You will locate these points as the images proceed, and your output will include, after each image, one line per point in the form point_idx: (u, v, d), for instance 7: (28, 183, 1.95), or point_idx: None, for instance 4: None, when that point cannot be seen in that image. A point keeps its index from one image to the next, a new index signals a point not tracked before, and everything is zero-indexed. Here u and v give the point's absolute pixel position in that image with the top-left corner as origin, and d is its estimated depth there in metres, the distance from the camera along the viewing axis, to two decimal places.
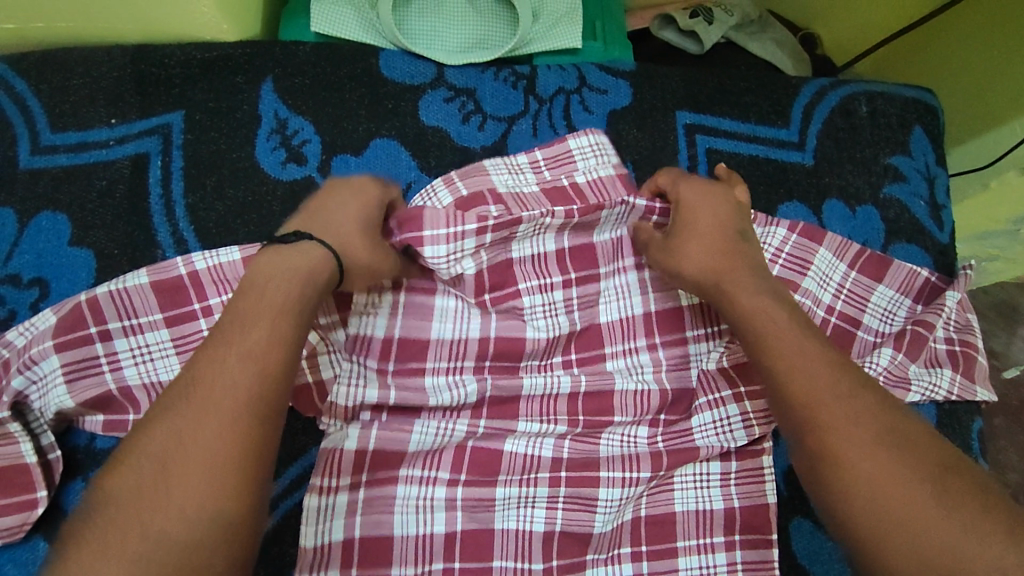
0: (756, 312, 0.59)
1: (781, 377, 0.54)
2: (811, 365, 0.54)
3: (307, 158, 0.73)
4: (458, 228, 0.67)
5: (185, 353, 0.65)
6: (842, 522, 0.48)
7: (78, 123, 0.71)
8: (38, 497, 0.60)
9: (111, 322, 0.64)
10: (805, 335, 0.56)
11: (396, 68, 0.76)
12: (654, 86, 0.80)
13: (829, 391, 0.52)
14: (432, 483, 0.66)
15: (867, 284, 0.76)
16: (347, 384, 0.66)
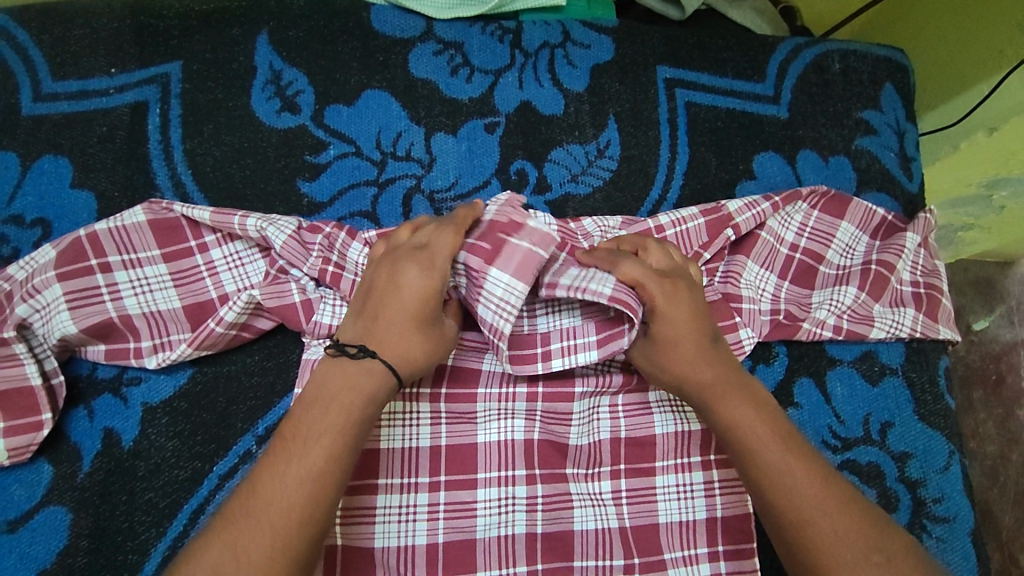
0: (735, 422, 0.61)
1: (772, 495, 0.57)
2: (797, 482, 0.57)
3: (301, 107, 0.76)
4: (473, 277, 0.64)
5: (183, 286, 0.67)
6: None
7: (78, 73, 0.74)
8: (44, 419, 0.63)
9: (112, 255, 0.66)
10: (787, 445, 0.59)
11: (387, 22, 0.79)
12: (636, 43, 0.83)
13: (800, 504, 0.56)
14: (414, 399, 0.68)
15: (829, 222, 0.81)
16: (333, 302, 0.66)
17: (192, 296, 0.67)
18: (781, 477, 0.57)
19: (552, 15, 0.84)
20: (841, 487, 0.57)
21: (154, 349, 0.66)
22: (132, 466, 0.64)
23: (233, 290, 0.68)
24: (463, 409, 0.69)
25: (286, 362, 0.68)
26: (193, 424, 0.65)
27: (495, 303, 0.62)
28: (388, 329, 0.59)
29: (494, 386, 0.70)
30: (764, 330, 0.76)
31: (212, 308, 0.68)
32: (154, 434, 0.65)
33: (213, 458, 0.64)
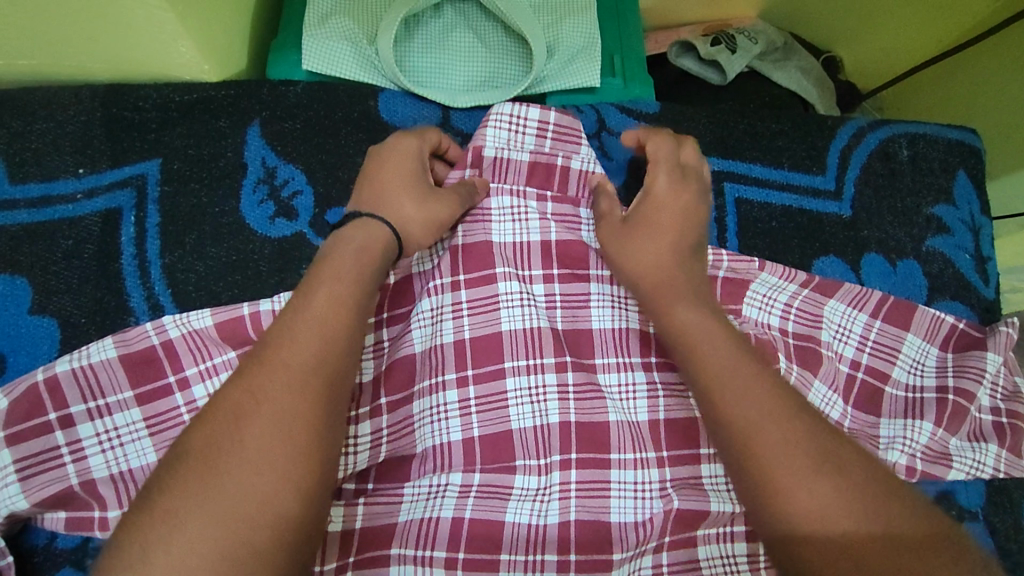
0: (691, 327, 0.56)
1: (717, 404, 0.52)
2: (752, 396, 0.51)
3: (298, 212, 0.66)
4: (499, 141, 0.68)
5: (159, 438, 0.57)
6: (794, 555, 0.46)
7: (41, 174, 0.64)
8: None
9: (75, 403, 0.57)
10: (747, 355, 0.54)
11: (398, 111, 0.69)
12: (680, 130, 0.73)
13: (765, 418, 0.50)
14: (428, 564, 0.58)
15: (894, 334, 0.70)
16: (336, 455, 0.61)
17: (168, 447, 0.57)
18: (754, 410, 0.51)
19: (584, 97, 0.74)
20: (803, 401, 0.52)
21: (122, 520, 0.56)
22: None
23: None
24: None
25: None
26: None
27: (510, 121, 0.68)
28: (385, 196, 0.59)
29: (519, 552, 0.59)
30: None
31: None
32: None
33: None
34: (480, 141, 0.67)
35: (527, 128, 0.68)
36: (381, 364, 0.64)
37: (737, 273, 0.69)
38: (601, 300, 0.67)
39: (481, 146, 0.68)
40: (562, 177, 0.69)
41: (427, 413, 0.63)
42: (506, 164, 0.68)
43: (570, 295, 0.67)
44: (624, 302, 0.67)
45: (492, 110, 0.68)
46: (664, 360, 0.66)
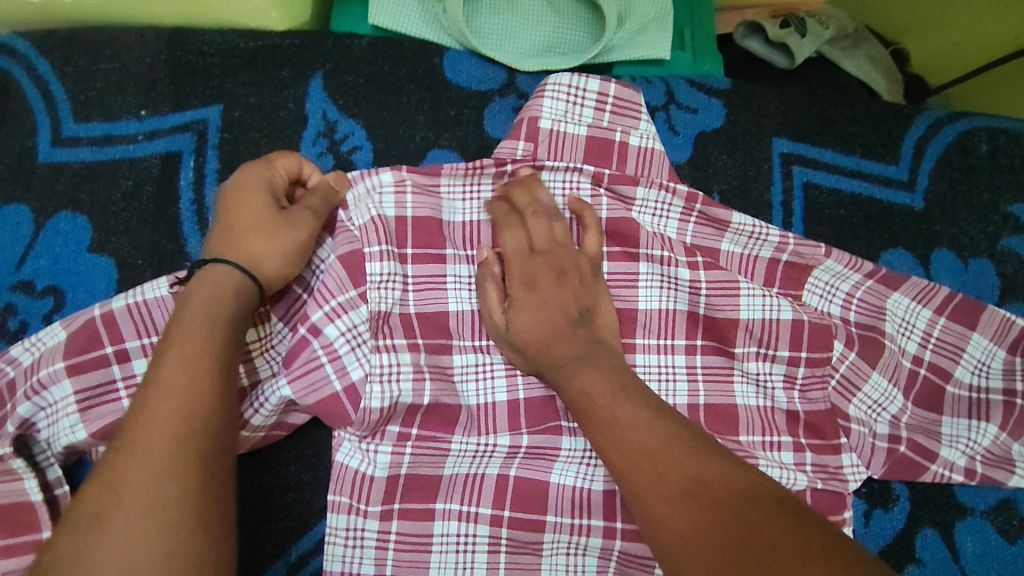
0: (534, 326, 0.60)
1: (602, 417, 0.53)
2: (631, 412, 0.52)
3: (357, 167, 0.66)
4: (557, 111, 0.66)
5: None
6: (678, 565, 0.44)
7: (104, 113, 0.64)
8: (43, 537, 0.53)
9: (130, 339, 0.56)
10: (599, 366, 0.56)
11: (462, 71, 0.67)
12: (752, 109, 0.70)
13: (637, 428, 0.51)
14: (472, 520, 0.59)
15: (959, 333, 0.66)
16: (380, 382, 0.59)
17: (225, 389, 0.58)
18: (652, 439, 0.50)
19: (651, 69, 0.72)
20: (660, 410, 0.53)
21: None
22: None
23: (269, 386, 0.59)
24: (528, 536, 0.59)
25: (325, 474, 0.60)
26: None
27: (568, 92, 0.66)
28: (233, 239, 0.54)
29: (565, 514, 0.60)
30: (879, 465, 0.63)
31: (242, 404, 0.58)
32: None
33: None
34: (535, 112, 0.65)
35: (585, 100, 0.66)
36: (410, 304, 0.63)
37: (800, 258, 0.66)
38: (649, 278, 0.65)
39: (538, 117, 0.65)
40: (619, 155, 0.67)
41: (470, 365, 0.63)
42: (563, 138, 0.66)
43: (618, 271, 0.66)
44: (675, 280, 0.65)
45: (549, 80, 0.66)
46: (710, 342, 0.65)
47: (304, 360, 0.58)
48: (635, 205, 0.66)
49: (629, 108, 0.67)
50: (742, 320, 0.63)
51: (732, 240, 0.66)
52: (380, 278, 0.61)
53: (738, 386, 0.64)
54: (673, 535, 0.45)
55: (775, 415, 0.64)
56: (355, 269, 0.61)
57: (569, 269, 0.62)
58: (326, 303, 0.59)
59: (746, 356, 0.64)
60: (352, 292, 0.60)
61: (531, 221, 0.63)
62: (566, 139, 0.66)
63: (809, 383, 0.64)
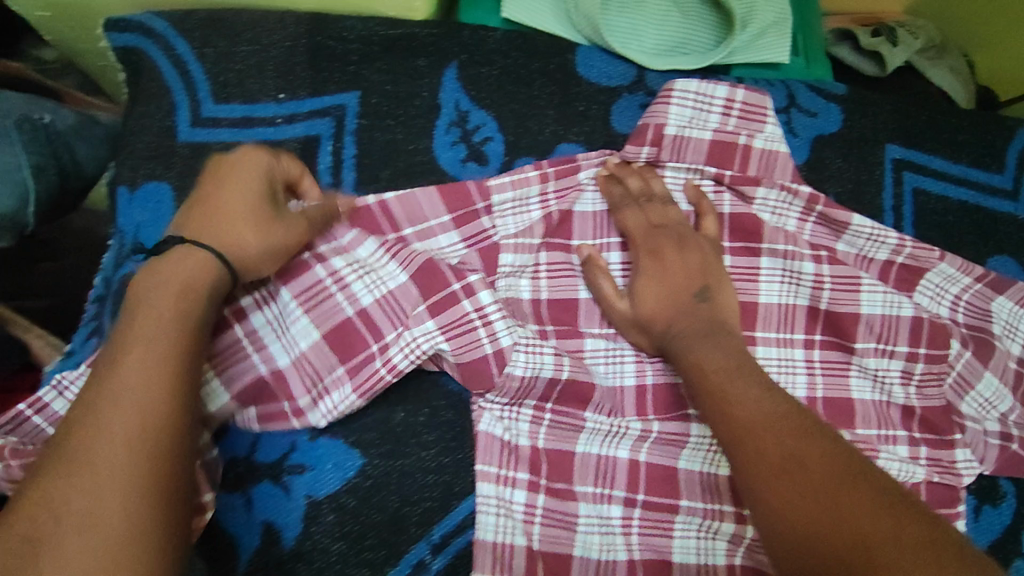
0: (654, 304, 0.61)
1: (708, 391, 0.56)
2: (742, 389, 0.55)
3: (489, 158, 0.67)
4: (683, 116, 0.65)
5: (316, 311, 0.61)
6: (790, 544, 0.47)
7: (243, 95, 0.65)
8: (206, 501, 0.55)
9: (244, 300, 0.60)
10: (715, 334, 0.59)
11: (594, 67, 0.69)
12: (867, 114, 0.73)
13: (743, 404, 0.54)
14: (607, 501, 0.61)
15: None
16: (525, 353, 0.62)
17: (330, 321, 0.61)
18: (758, 416, 0.53)
19: (768, 72, 0.73)
20: (760, 384, 0.56)
21: (312, 402, 0.59)
22: (292, 569, 0.57)
23: (384, 322, 0.61)
24: (660, 517, 0.61)
25: (464, 458, 0.61)
26: (362, 525, 0.58)
27: (695, 99, 0.65)
28: (224, 221, 0.52)
29: (698, 498, 0.62)
30: (990, 461, 0.65)
31: (357, 334, 0.61)
32: (318, 534, 0.58)
33: (383, 567, 0.58)
34: (661, 119, 0.65)
35: (712, 106, 0.65)
36: (542, 291, 0.65)
37: (915, 261, 0.68)
38: (770, 273, 0.67)
39: (663, 124, 0.65)
40: (742, 157, 0.66)
41: (600, 350, 0.65)
42: (686, 144, 0.66)
43: (740, 266, 0.67)
44: (797, 274, 0.66)
45: (675, 88, 0.65)
46: (828, 337, 0.67)
47: (452, 318, 0.61)
48: (755, 202, 0.67)
49: (755, 110, 0.66)
50: (862, 315, 0.65)
51: (848, 241, 0.68)
52: (511, 268, 0.65)
53: (854, 379, 0.66)
54: (763, 503, 0.49)
55: (890, 409, 0.66)
56: (489, 255, 0.65)
57: (689, 238, 0.63)
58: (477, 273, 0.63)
59: (865, 352, 0.66)
60: (484, 278, 0.64)
61: (647, 206, 0.64)
62: (689, 144, 0.66)
63: (926, 379, 0.66)
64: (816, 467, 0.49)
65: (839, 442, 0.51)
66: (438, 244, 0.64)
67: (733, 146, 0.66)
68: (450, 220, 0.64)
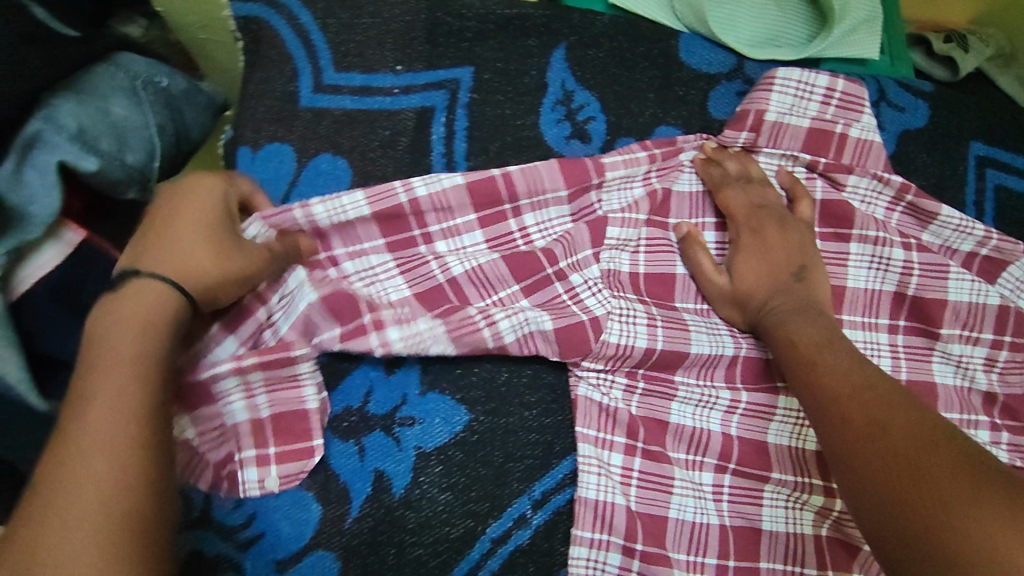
0: (749, 280, 0.65)
1: (798, 362, 0.59)
2: (834, 360, 0.57)
3: (592, 136, 0.70)
4: (785, 101, 0.69)
5: (409, 273, 0.64)
6: (867, 503, 0.49)
7: (363, 65, 0.68)
8: (315, 444, 0.60)
9: (338, 248, 0.64)
10: (807, 310, 0.62)
11: (695, 54, 0.72)
12: (953, 112, 0.75)
13: (830, 374, 0.56)
14: (698, 468, 0.64)
15: None
16: (620, 321, 0.64)
17: (422, 282, 0.64)
18: (845, 386, 0.55)
19: (858, 67, 0.76)
20: (849, 357, 0.58)
21: (402, 336, 0.60)
22: (402, 516, 0.59)
23: (471, 288, 0.64)
24: (750, 486, 0.63)
25: (565, 420, 0.64)
26: (468, 477, 0.61)
27: (797, 86, 0.69)
28: (168, 256, 0.52)
29: (788, 471, 0.63)
30: None
31: (444, 296, 0.64)
32: (427, 484, 0.60)
33: (486, 519, 0.60)
34: (763, 105, 0.68)
35: (812, 94, 0.69)
36: (640, 265, 0.67)
37: (1000, 254, 0.70)
38: (859, 258, 0.69)
39: (765, 109, 0.68)
40: (838, 145, 0.70)
41: (701, 323, 0.66)
42: (784, 130, 0.69)
43: (830, 251, 0.69)
44: (886, 260, 0.69)
45: (778, 75, 0.69)
46: (912, 323, 0.69)
47: (545, 299, 0.65)
48: (845, 190, 0.70)
49: (852, 100, 0.70)
50: (949, 302, 0.68)
51: (934, 231, 0.70)
52: (616, 241, 0.67)
53: (937, 365, 0.68)
54: (846, 467, 0.51)
55: (971, 395, 0.68)
56: (595, 228, 0.67)
57: (789, 219, 0.66)
58: (570, 254, 0.66)
59: (950, 337, 0.68)
60: (589, 250, 0.66)
61: (746, 188, 0.67)
62: (788, 129, 0.69)
63: (1008, 367, 0.68)
64: (899, 431, 0.50)
65: (923, 410, 0.52)
66: (548, 216, 0.67)
67: (829, 133, 0.70)
68: (566, 195, 0.67)
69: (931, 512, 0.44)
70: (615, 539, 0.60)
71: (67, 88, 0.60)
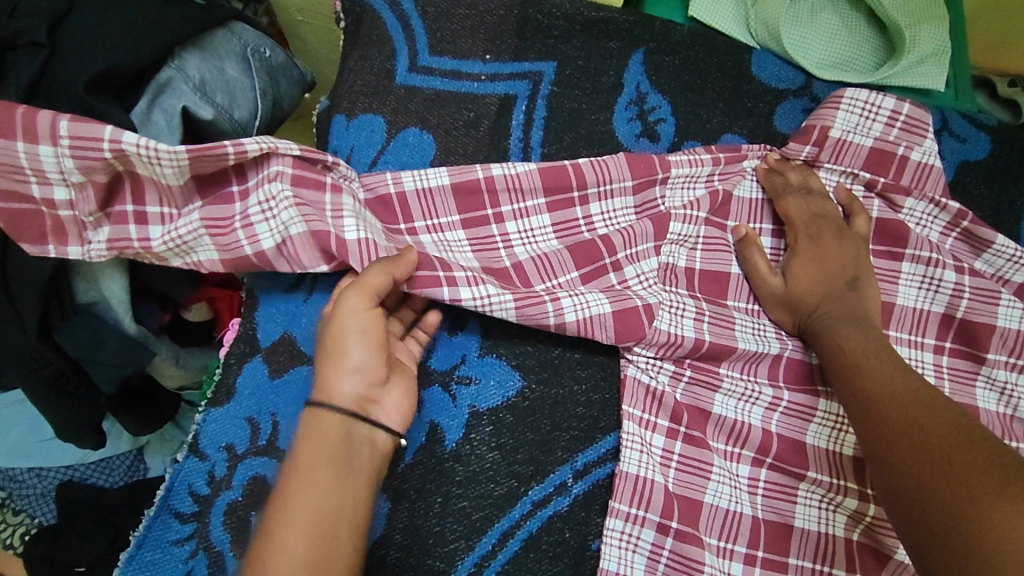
0: (803, 284, 0.67)
1: (841, 365, 0.61)
2: (878, 364, 0.60)
3: (660, 137, 0.74)
4: (852, 116, 0.72)
5: (479, 251, 0.67)
6: (906, 505, 0.51)
7: (455, 52, 0.73)
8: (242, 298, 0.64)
9: (418, 221, 0.67)
10: (858, 318, 0.64)
11: (766, 69, 0.76)
12: (1014, 149, 0.77)
13: (874, 376, 0.59)
14: (736, 459, 0.66)
15: None
16: (670, 311, 0.66)
17: (487, 262, 0.67)
18: (887, 390, 0.57)
19: (921, 98, 0.78)
20: (896, 363, 0.60)
21: (473, 302, 0.62)
22: (451, 468, 0.62)
23: (533, 275, 0.67)
24: (786, 482, 0.65)
25: (611, 398, 0.66)
26: (516, 440, 0.63)
27: (864, 107, 0.72)
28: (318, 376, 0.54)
29: (824, 472, 0.64)
30: None
31: (510, 279, 0.66)
32: (477, 441, 0.63)
33: (529, 481, 0.63)
34: (829, 121, 0.71)
35: (878, 116, 0.72)
36: (696, 262, 0.70)
37: None
38: (910, 277, 0.71)
39: (831, 126, 0.72)
40: (898, 166, 0.73)
41: (749, 321, 0.69)
42: (847, 147, 0.72)
43: (881, 267, 0.72)
44: (937, 281, 0.71)
45: (847, 94, 0.72)
46: (958, 345, 0.71)
47: (600, 288, 0.67)
48: (902, 211, 0.73)
49: (915, 129, 0.72)
50: (997, 327, 0.69)
51: (987, 260, 0.72)
52: (678, 237, 0.70)
53: (979, 390, 0.69)
54: (888, 468, 0.53)
55: (1012, 422, 0.68)
56: (661, 223, 0.69)
57: (847, 230, 0.69)
58: (628, 247, 0.68)
59: (995, 363, 0.69)
60: (651, 243, 0.69)
61: (807, 198, 0.71)
62: (849, 146, 0.72)
63: None
64: (939, 438, 0.52)
65: (963, 418, 0.53)
66: (613, 206, 0.70)
67: (888, 154, 0.72)
68: (631, 185, 0.70)
69: (966, 508, 0.47)
70: (650, 517, 0.62)
71: (194, 46, 0.66)
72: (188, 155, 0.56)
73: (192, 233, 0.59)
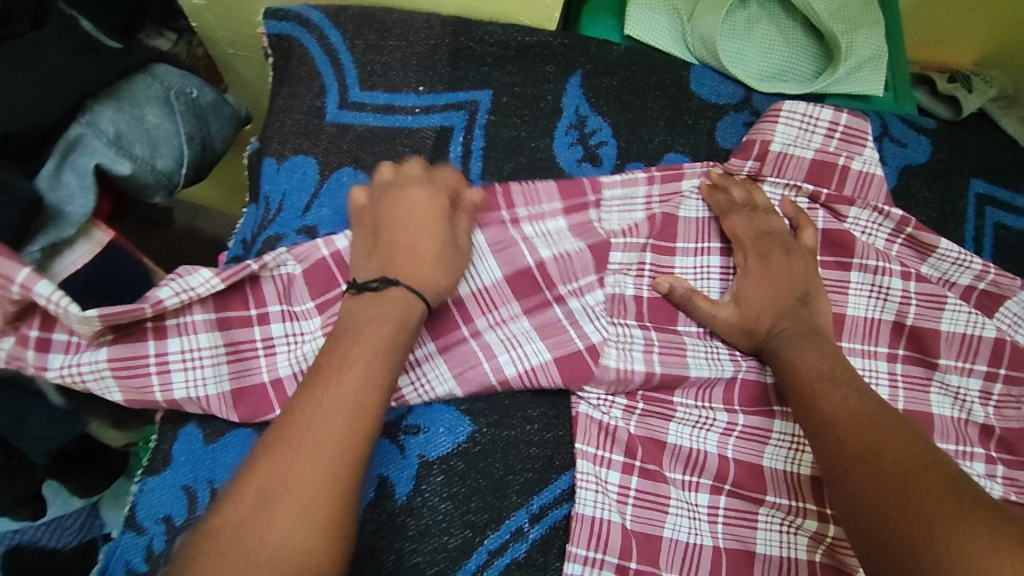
0: (755, 303, 0.67)
1: (795, 386, 0.61)
2: (833, 384, 0.59)
3: (603, 160, 0.73)
4: (790, 129, 0.71)
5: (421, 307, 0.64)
6: (862, 531, 0.50)
7: (387, 85, 0.71)
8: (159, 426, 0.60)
9: None
10: (811, 337, 0.63)
11: (705, 85, 0.75)
12: (953, 150, 0.77)
13: (829, 397, 0.58)
14: (694, 489, 0.65)
15: None
16: (616, 347, 0.66)
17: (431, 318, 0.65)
18: (842, 411, 0.57)
19: (862, 104, 0.78)
20: (850, 383, 0.59)
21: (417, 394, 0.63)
22: (402, 523, 0.60)
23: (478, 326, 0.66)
24: (745, 508, 0.64)
25: (566, 435, 0.65)
26: (468, 488, 0.62)
27: (802, 120, 0.71)
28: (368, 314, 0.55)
29: (782, 495, 0.64)
30: None
31: (454, 336, 0.65)
32: (428, 493, 0.61)
33: (484, 530, 0.61)
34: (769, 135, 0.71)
35: (816, 128, 0.72)
36: (644, 289, 0.69)
37: (997, 287, 0.71)
38: (859, 286, 0.71)
39: (770, 140, 0.71)
40: (840, 177, 0.72)
41: (701, 346, 0.68)
42: (789, 160, 0.72)
43: (830, 278, 0.72)
44: (885, 289, 0.71)
45: (784, 107, 0.72)
46: (911, 352, 0.71)
47: (543, 329, 0.66)
48: (846, 221, 0.73)
49: (855, 136, 0.72)
50: (944, 332, 0.70)
51: (933, 264, 0.72)
52: (619, 266, 0.69)
53: (934, 396, 0.69)
54: (844, 492, 0.53)
55: (967, 426, 0.68)
56: (602, 254, 0.69)
57: (794, 247, 0.69)
58: (569, 282, 0.68)
59: (947, 368, 0.70)
60: (593, 275, 0.68)
61: (752, 215, 0.70)
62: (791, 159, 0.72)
63: (1004, 401, 0.69)
64: (894, 462, 0.51)
65: (917, 441, 0.53)
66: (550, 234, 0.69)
67: (830, 165, 0.72)
68: (563, 207, 0.70)
69: (923, 538, 0.46)
70: (610, 558, 0.61)
71: (109, 96, 0.62)
72: (101, 317, 0.55)
73: (95, 376, 0.57)
